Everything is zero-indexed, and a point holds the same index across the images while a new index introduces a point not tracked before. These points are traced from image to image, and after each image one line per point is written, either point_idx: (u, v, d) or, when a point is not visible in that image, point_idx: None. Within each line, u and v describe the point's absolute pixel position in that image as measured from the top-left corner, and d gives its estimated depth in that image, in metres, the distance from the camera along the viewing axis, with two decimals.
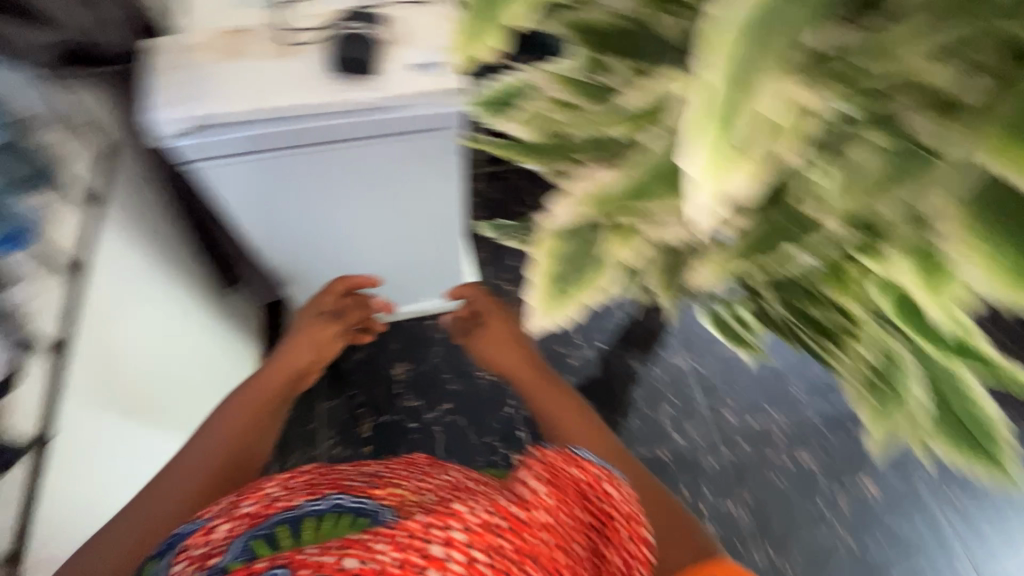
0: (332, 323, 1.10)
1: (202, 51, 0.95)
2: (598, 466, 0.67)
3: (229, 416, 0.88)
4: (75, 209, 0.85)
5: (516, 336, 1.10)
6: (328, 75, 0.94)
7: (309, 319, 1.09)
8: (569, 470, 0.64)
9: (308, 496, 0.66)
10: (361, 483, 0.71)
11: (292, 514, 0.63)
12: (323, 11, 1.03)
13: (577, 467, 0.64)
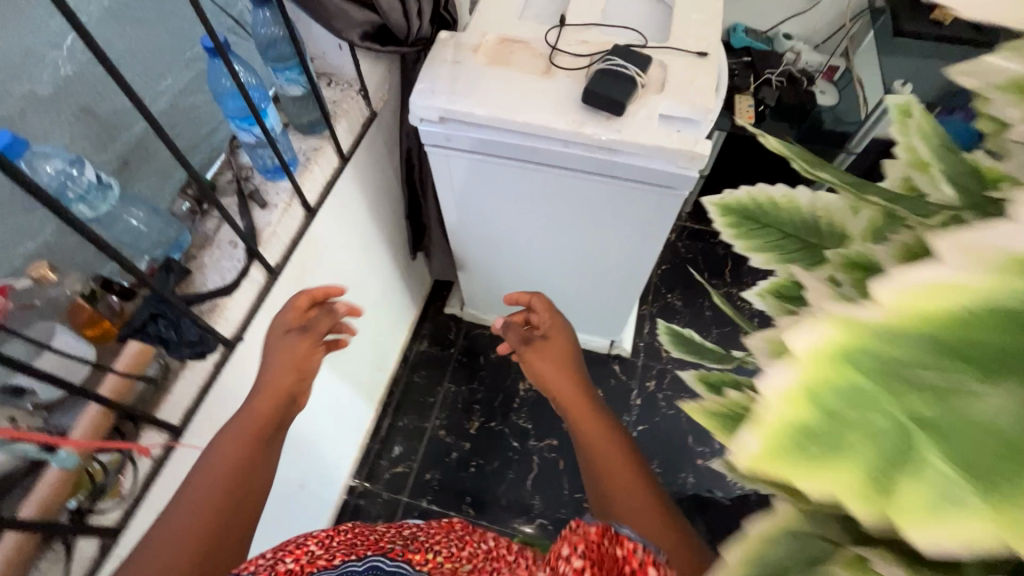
0: (307, 339, 0.85)
1: (477, 51, 1.02)
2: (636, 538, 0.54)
3: (203, 478, 0.67)
4: (330, 159, 0.96)
5: (577, 364, 0.96)
6: (577, 105, 0.94)
7: (273, 339, 0.83)
8: (603, 548, 0.53)
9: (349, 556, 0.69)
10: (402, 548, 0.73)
11: (337, 571, 0.66)
12: (595, 40, 1.03)
13: (619, 550, 0.52)
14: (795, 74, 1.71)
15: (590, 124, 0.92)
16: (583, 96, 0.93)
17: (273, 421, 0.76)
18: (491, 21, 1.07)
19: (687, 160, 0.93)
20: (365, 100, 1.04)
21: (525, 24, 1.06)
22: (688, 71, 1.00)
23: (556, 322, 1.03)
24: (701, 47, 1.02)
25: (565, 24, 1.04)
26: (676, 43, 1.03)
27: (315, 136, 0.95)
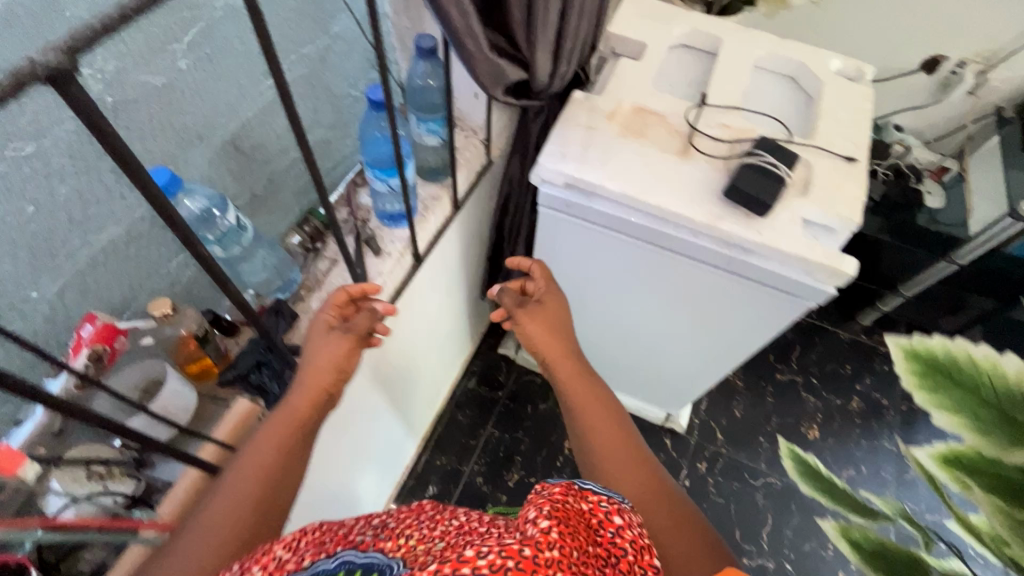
0: (344, 339, 0.72)
1: (611, 118, 0.97)
2: (598, 492, 0.55)
3: (235, 482, 0.60)
4: (445, 208, 0.92)
5: (571, 333, 0.93)
6: (715, 198, 0.88)
7: (314, 335, 0.72)
8: (568, 506, 0.51)
9: (319, 556, 0.53)
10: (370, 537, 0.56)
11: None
12: (737, 126, 0.97)
13: (584, 503, 0.54)
14: (902, 168, 1.63)
15: (729, 221, 0.86)
16: (725, 189, 0.87)
17: (305, 428, 0.67)
18: (628, 88, 1.02)
19: (827, 277, 0.85)
20: (486, 150, 1.00)
21: (663, 96, 1.01)
22: (836, 176, 0.93)
23: (551, 285, 0.96)
24: (850, 150, 0.96)
25: (706, 103, 0.99)
26: (823, 142, 0.97)
27: (435, 184, 0.91)
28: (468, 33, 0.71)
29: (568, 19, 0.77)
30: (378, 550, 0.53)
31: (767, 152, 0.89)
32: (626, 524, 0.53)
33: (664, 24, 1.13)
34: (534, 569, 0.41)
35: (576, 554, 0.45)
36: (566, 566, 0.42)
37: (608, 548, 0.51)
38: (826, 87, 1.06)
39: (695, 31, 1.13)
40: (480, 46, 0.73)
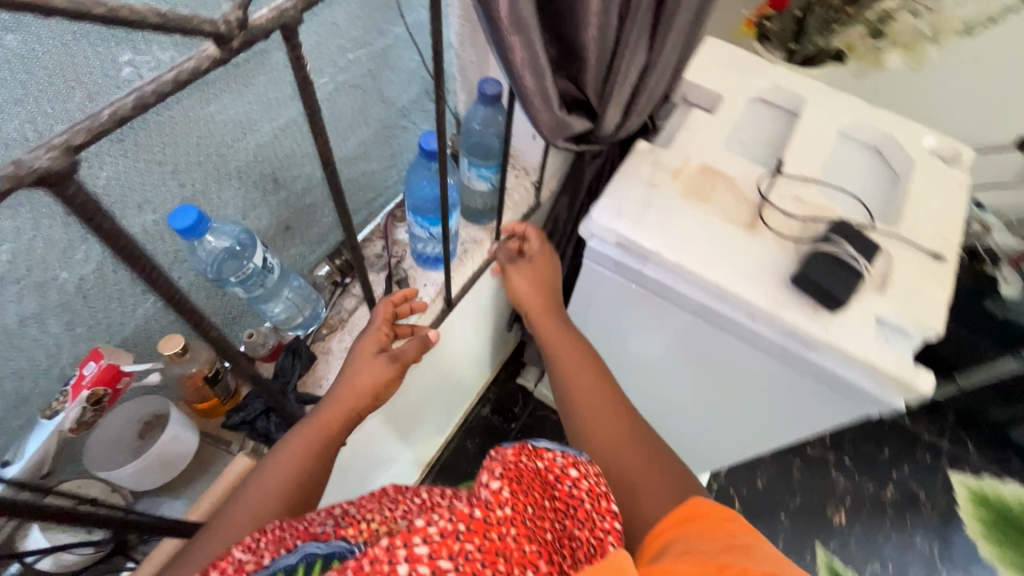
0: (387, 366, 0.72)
1: (675, 177, 0.90)
2: (552, 450, 0.63)
3: (267, 474, 0.63)
4: (483, 252, 0.86)
5: (555, 280, 0.86)
6: (780, 282, 0.80)
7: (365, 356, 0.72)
8: (525, 462, 0.58)
9: (279, 551, 0.53)
10: (331, 525, 0.59)
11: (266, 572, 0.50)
12: (812, 203, 0.89)
13: (541, 462, 0.61)
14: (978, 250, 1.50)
15: (792, 311, 0.78)
16: (793, 275, 0.79)
17: (333, 438, 0.67)
18: (697, 144, 0.94)
19: (898, 389, 0.76)
20: (536, 191, 0.94)
21: (734, 158, 0.93)
22: (919, 274, 0.84)
23: (539, 235, 0.86)
24: (937, 246, 0.86)
25: (781, 173, 0.90)
26: (907, 233, 0.87)
27: (478, 227, 0.85)
28: (538, 94, 0.65)
29: (645, 77, 0.71)
30: (343, 537, 0.56)
31: (846, 239, 0.80)
32: (580, 476, 0.63)
33: (744, 76, 1.05)
34: (485, 530, 0.48)
35: (530, 509, 0.52)
36: (518, 522, 0.49)
37: (564, 499, 0.60)
38: (916, 169, 0.96)
39: (778, 88, 1.04)
40: (548, 109, 0.67)
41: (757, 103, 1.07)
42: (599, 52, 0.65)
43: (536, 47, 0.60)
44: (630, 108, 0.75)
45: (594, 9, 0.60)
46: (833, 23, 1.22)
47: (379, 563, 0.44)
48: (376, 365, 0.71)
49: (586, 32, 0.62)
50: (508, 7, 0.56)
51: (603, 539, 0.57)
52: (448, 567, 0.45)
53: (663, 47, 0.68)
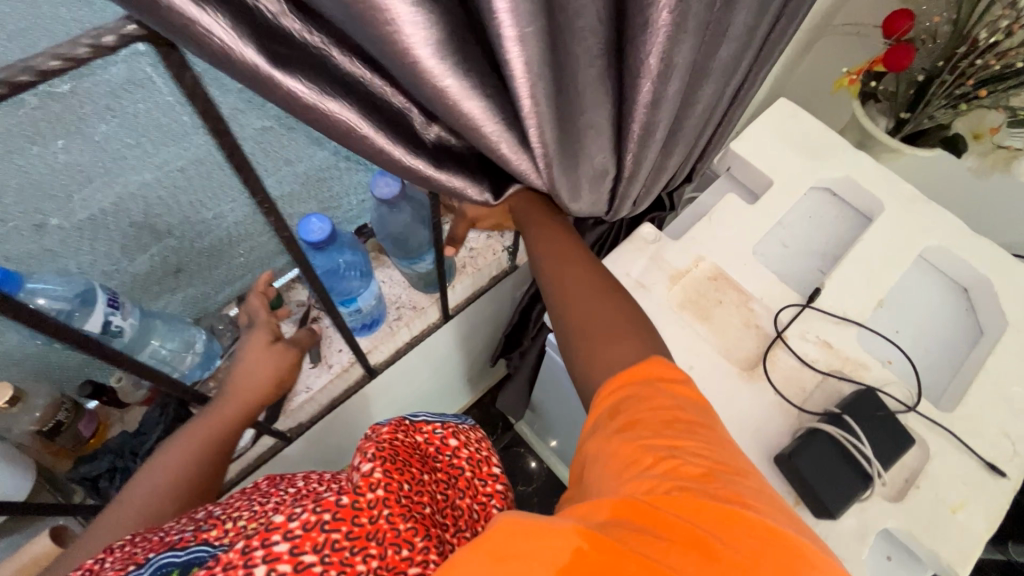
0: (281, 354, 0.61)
1: (674, 279, 0.73)
2: (430, 421, 0.55)
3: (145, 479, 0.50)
4: (425, 318, 0.75)
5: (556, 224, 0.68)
6: (760, 454, 0.63)
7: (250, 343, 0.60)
8: (401, 439, 0.50)
9: (126, 568, 0.40)
10: (192, 528, 0.44)
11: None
12: (840, 354, 0.69)
13: (419, 436, 0.53)
14: None
15: None
16: (779, 454, 0.62)
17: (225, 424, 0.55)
18: (715, 242, 0.75)
19: None
20: (510, 258, 0.80)
21: (757, 269, 0.74)
22: (960, 489, 0.62)
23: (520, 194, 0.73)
24: (999, 455, 0.64)
25: (811, 305, 0.71)
26: (961, 427, 0.65)
27: (426, 293, 0.74)
28: (444, 184, 0.47)
29: (623, 165, 0.47)
30: (204, 541, 0.41)
31: (862, 430, 0.61)
32: (461, 444, 0.55)
33: (811, 158, 0.82)
34: (355, 516, 0.39)
35: (406, 488, 0.43)
36: (393, 503, 0.41)
37: (447, 471, 0.53)
38: (1009, 333, 0.70)
39: (851, 182, 0.80)
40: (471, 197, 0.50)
41: (821, 193, 0.84)
42: (515, 148, 0.41)
43: (399, 140, 0.42)
44: (617, 196, 0.52)
45: (463, 108, 0.37)
46: (962, 100, 0.93)
47: (234, 568, 0.36)
48: (275, 355, 0.60)
49: (479, 130, 0.39)
50: (326, 118, 0.38)
51: (487, 503, 0.54)
52: (313, 562, 0.37)
53: (638, 130, 0.44)
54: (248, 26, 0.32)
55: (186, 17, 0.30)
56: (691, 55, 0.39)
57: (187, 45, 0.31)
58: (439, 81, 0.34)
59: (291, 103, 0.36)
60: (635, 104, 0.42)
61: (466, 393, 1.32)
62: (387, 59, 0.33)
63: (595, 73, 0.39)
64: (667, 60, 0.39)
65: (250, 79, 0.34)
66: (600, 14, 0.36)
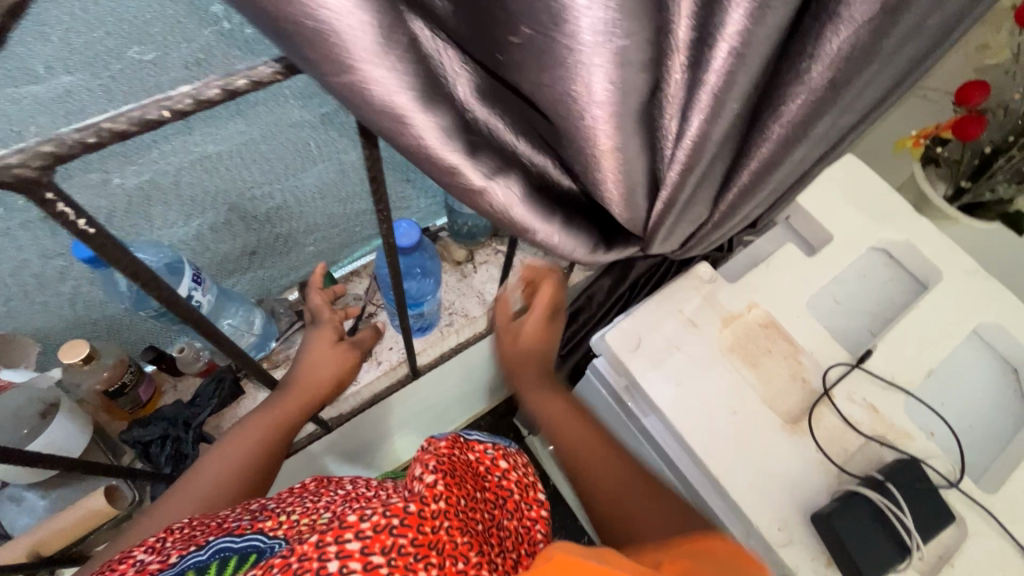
0: (342, 351, 0.62)
1: (727, 323, 0.73)
2: (484, 441, 0.57)
3: (208, 467, 0.51)
4: (473, 326, 0.75)
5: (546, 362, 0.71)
6: (796, 510, 0.63)
7: (319, 344, 0.61)
8: (459, 456, 0.52)
9: (188, 548, 0.42)
10: (249, 516, 0.46)
11: (170, 573, 0.39)
12: (885, 419, 0.69)
13: (472, 453, 0.54)
14: None
15: (798, 554, 0.61)
16: (816, 514, 0.61)
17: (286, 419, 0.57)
18: (773, 289, 0.75)
19: None
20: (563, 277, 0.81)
21: (811, 322, 0.74)
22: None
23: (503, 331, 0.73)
24: None
25: (861, 366, 0.71)
26: (1004, 513, 0.64)
27: (479, 303, 0.75)
28: (556, 243, 0.44)
29: (715, 213, 0.48)
30: (260, 529, 0.43)
31: (906, 501, 0.61)
32: (509, 467, 0.57)
33: (874, 217, 0.81)
34: (420, 524, 0.40)
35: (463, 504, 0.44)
36: (453, 516, 0.42)
37: (496, 491, 0.53)
38: None
39: (911, 247, 0.80)
40: (578, 257, 0.47)
41: (878, 254, 0.83)
42: (621, 198, 0.40)
43: (530, 201, 0.40)
44: (694, 237, 0.53)
45: (610, 158, 0.36)
46: None
47: (309, 561, 0.36)
48: (337, 355, 0.61)
49: (610, 165, 0.37)
50: (485, 191, 0.37)
51: (530, 526, 0.54)
52: (380, 563, 0.37)
53: (742, 183, 0.44)
54: (439, 110, 0.32)
55: (396, 107, 0.30)
56: (822, 124, 0.39)
57: (383, 126, 0.32)
58: (607, 133, 0.34)
59: (450, 181, 0.36)
60: (752, 157, 0.42)
61: (483, 401, 1.32)
62: (567, 104, 0.33)
63: (729, 133, 0.39)
64: (798, 124, 0.39)
65: (414, 150, 0.33)
66: (757, 80, 0.35)
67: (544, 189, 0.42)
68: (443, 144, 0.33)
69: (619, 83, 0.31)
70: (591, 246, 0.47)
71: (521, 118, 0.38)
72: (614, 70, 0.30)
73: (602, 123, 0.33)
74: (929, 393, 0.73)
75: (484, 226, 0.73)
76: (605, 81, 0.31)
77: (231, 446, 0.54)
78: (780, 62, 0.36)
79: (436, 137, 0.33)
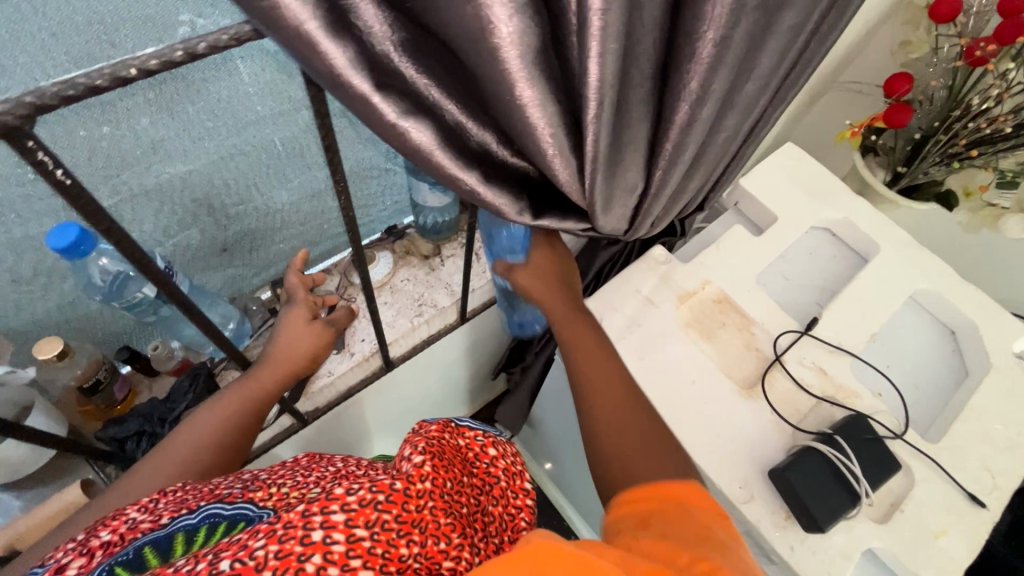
0: (316, 327, 0.65)
1: (684, 300, 0.77)
2: (473, 428, 0.59)
3: (182, 438, 0.54)
4: (443, 316, 0.78)
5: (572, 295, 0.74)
6: (755, 468, 0.67)
7: (295, 321, 0.64)
8: (448, 440, 0.54)
9: (179, 511, 0.43)
10: (240, 486, 0.47)
11: (161, 534, 0.41)
12: (834, 380, 0.73)
13: (462, 439, 0.57)
14: None
15: (759, 509, 0.65)
16: (773, 468, 0.65)
17: (263, 395, 0.59)
18: (723, 268, 0.80)
19: None
20: None
21: (760, 296, 0.78)
22: (943, 516, 0.65)
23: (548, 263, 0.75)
24: (979, 485, 0.67)
25: (809, 332, 0.76)
26: (946, 458, 0.69)
27: (448, 294, 0.78)
28: (487, 201, 0.48)
29: (651, 183, 0.53)
30: (250, 499, 0.44)
31: (853, 450, 0.65)
32: (499, 455, 0.59)
33: (812, 197, 0.87)
34: (404, 501, 0.41)
35: (449, 486, 0.46)
36: (438, 497, 0.43)
37: (482, 477, 0.56)
38: (992, 375, 0.74)
39: (849, 224, 0.86)
40: (508, 216, 0.51)
41: (820, 232, 0.89)
42: (552, 144, 0.43)
43: (459, 157, 0.44)
44: (638, 215, 0.57)
45: (526, 105, 0.39)
46: (954, 158, 1.00)
47: (293, 529, 0.37)
48: (314, 331, 0.65)
49: (529, 116, 0.40)
50: (404, 136, 0.41)
51: (516, 514, 0.56)
52: (364, 537, 0.39)
53: (669, 150, 0.49)
54: (357, 50, 0.36)
55: (314, 38, 0.34)
56: (726, 87, 0.44)
57: (307, 60, 0.36)
58: (517, 77, 0.37)
59: (369, 120, 0.40)
60: (672, 123, 0.47)
61: (463, 407, 1.34)
62: (480, 50, 0.36)
63: (642, 92, 0.44)
64: (706, 87, 0.44)
65: (338, 90, 0.37)
66: (655, 39, 0.41)
67: (472, 155, 0.46)
68: (367, 87, 0.37)
69: (518, 23, 0.35)
70: (524, 211, 0.52)
71: (459, 84, 0.42)
72: (514, 13, 0.34)
73: (511, 65, 0.37)
74: (873, 356, 0.78)
75: (449, 221, 0.77)
76: (510, 25, 0.35)
77: (209, 415, 0.56)
78: (680, 31, 0.41)
79: (355, 73, 0.36)
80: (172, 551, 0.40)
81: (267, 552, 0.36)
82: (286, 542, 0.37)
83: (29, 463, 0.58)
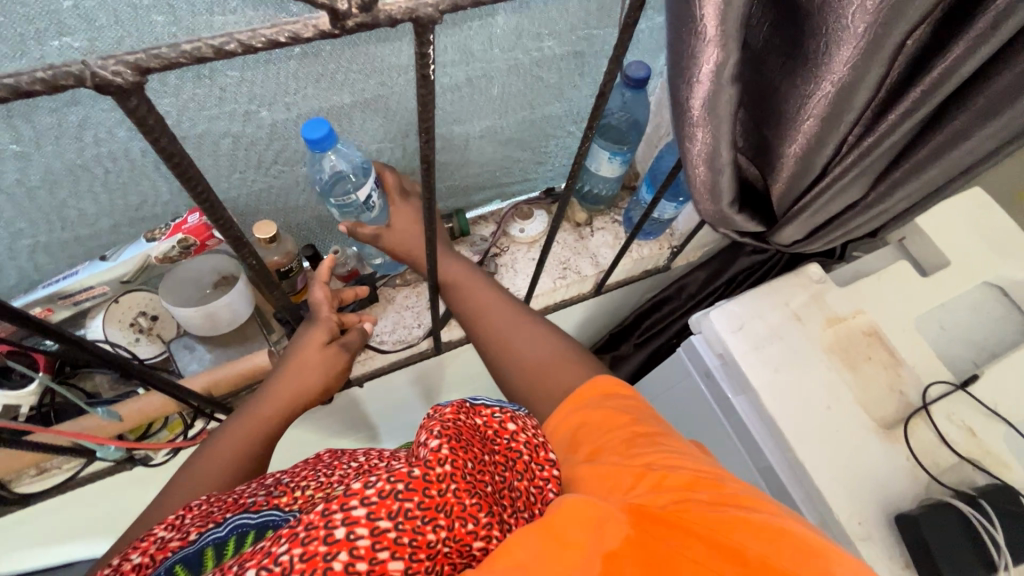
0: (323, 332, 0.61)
1: (831, 324, 0.75)
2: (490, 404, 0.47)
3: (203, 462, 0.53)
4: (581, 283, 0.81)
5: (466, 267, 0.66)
6: (879, 510, 0.65)
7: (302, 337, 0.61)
8: (462, 423, 0.41)
9: (206, 524, 0.41)
10: (264, 492, 0.44)
11: (191, 551, 0.38)
12: (983, 445, 0.68)
13: (478, 418, 0.44)
14: None
15: (876, 550, 0.63)
16: (901, 516, 0.63)
17: (275, 418, 0.57)
18: (882, 301, 0.76)
19: None
20: (669, 258, 0.85)
21: (914, 337, 0.75)
22: None
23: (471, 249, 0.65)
24: None
25: (964, 388, 0.70)
26: None
27: (592, 264, 0.80)
28: (703, 181, 0.47)
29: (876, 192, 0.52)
30: (274, 506, 0.42)
31: (998, 517, 0.60)
32: (520, 429, 0.45)
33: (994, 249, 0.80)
34: (427, 486, 0.34)
35: (473, 467, 0.37)
36: (462, 478, 0.35)
37: (505, 454, 0.42)
38: None
39: None
40: (716, 202, 0.51)
41: (990, 288, 0.81)
42: (808, 138, 0.44)
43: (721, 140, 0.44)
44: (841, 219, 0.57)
45: (823, 97, 0.39)
46: None
47: (314, 530, 0.31)
48: (327, 349, 0.61)
49: (811, 105, 0.40)
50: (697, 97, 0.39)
51: (543, 489, 0.43)
52: (389, 528, 0.32)
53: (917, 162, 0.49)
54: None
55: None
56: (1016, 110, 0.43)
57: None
58: (836, 68, 0.37)
59: (691, 85, 0.38)
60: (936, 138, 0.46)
61: None
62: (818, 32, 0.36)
63: None
64: (999, 106, 0.42)
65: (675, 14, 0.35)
66: None
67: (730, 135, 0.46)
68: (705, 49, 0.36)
69: (879, 30, 0.35)
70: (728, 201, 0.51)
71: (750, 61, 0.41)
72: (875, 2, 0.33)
73: (842, 55, 0.36)
74: None
75: (610, 193, 0.79)
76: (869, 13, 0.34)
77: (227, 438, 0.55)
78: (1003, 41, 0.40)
79: (713, 42, 0.35)
80: (203, 563, 0.38)
81: (291, 556, 0.30)
82: (310, 544, 0.30)
83: (226, 322, 0.65)
